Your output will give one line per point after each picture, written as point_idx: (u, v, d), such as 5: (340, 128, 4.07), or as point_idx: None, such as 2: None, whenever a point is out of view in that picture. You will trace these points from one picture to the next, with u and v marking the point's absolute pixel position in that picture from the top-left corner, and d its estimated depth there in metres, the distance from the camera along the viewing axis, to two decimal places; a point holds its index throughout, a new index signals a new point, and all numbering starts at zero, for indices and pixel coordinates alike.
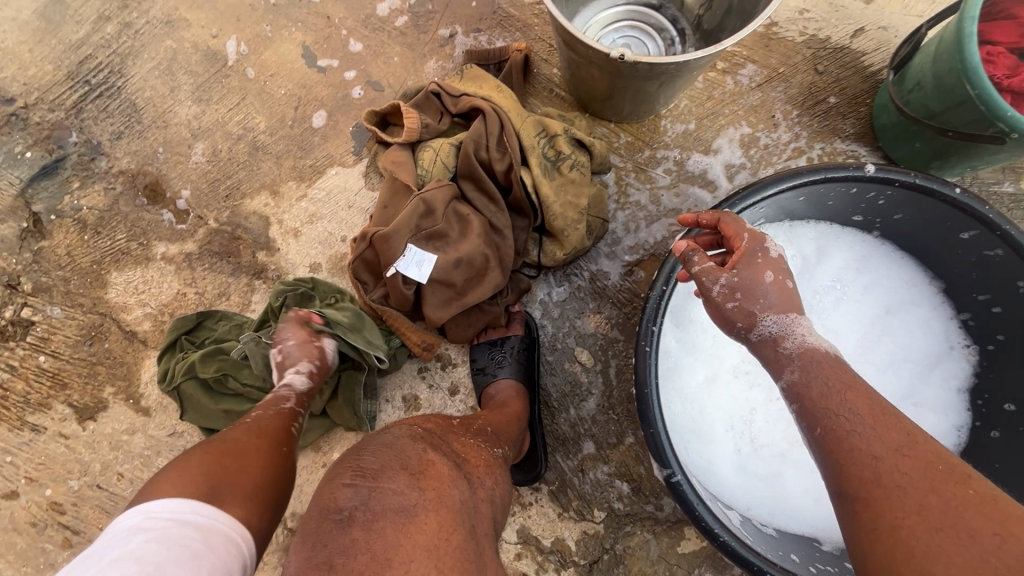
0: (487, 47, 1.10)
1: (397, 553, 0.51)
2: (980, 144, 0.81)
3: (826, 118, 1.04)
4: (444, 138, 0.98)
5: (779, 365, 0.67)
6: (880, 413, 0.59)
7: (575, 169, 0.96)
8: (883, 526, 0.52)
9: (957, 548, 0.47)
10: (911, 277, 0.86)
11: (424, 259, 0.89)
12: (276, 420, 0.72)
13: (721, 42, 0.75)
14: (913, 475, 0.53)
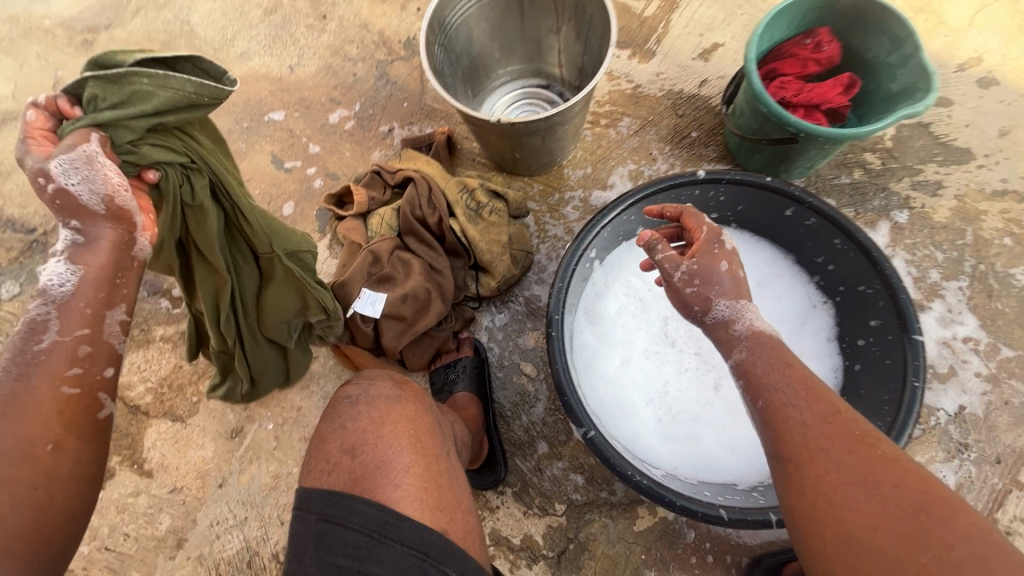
0: (418, 134, 1.37)
1: (384, 423, 0.57)
2: (790, 144, 1.06)
3: (692, 148, 1.31)
4: (387, 206, 1.21)
5: (731, 346, 0.85)
6: (812, 389, 0.76)
7: (493, 214, 1.19)
8: (809, 480, 0.68)
9: (868, 495, 0.63)
10: (769, 254, 1.07)
11: (376, 298, 1.08)
12: (31, 404, 0.63)
13: (572, 100, 1.01)
14: (833, 439, 0.69)
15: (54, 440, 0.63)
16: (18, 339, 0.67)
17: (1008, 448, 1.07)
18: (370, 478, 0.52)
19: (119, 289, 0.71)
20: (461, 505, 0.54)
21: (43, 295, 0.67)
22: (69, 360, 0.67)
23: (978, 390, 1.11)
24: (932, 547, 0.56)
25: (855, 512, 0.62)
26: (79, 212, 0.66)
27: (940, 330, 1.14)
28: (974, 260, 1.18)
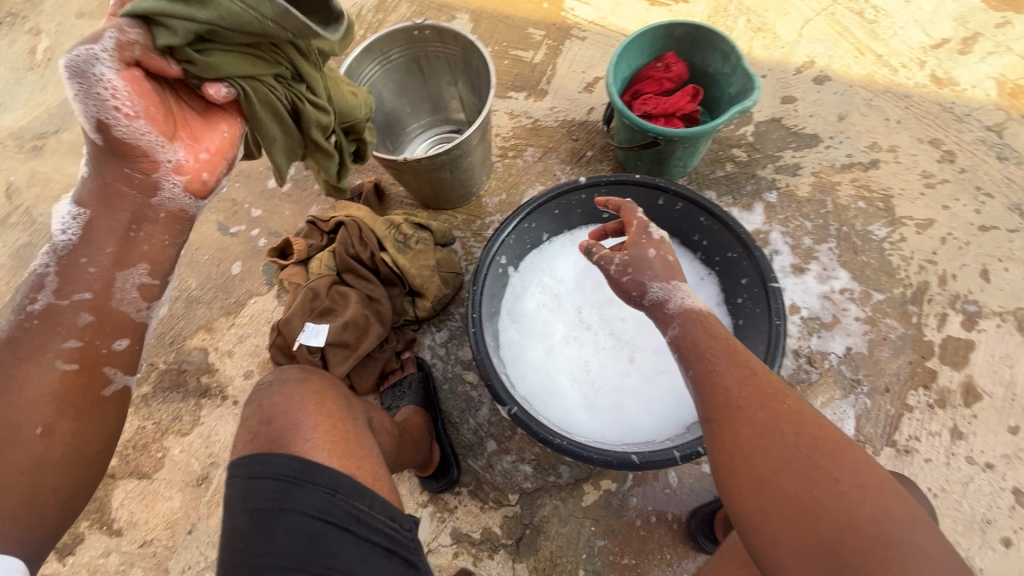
0: (349, 186, 1.53)
1: (294, 398, 0.77)
2: (657, 147, 1.26)
3: (589, 165, 1.50)
4: (324, 250, 1.34)
5: (667, 322, 0.96)
6: (734, 355, 0.87)
7: (420, 243, 1.33)
8: (731, 435, 0.78)
9: (779, 441, 0.74)
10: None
11: (319, 329, 1.20)
12: (29, 389, 0.73)
13: (467, 134, 1.19)
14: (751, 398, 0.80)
15: (48, 423, 0.73)
16: (23, 289, 0.78)
17: (893, 377, 1.22)
18: (289, 437, 0.72)
19: (136, 245, 0.81)
20: (365, 454, 0.74)
21: (52, 247, 0.78)
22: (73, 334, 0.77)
23: (859, 332, 1.27)
24: (827, 480, 0.68)
25: (769, 457, 0.72)
26: (93, 145, 0.75)
27: (819, 286, 1.32)
28: (837, 224, 1.37)
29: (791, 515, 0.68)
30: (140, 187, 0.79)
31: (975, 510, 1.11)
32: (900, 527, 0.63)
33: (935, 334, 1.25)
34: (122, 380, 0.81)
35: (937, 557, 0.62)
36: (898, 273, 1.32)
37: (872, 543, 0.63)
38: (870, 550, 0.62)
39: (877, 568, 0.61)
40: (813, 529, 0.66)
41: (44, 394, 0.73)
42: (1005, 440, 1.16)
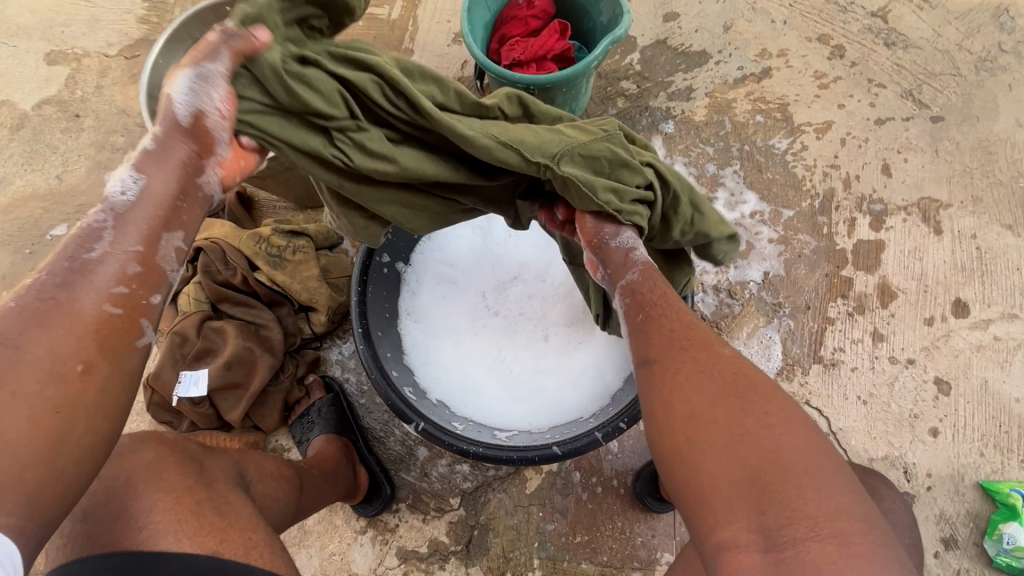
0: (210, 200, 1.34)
1: (118, 474, 0.67)
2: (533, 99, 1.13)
3: None
4: (189, 282, 1.17)
5: (623, 269, 0.83)
6: (671, 300, 0.80)
7: (297, 252, 1.18)
8: (669, 374, 0.69)
9: (715, 371, 0.68)
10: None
11: (198, 375, 1.06)
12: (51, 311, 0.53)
13: None
14: (688, 341, 0.73)
15: (83, 362, 0.53)
16: (70, 235, 0.58)
17: (812, 293, 1.20)
18: (127, 530, 0.63)
19: (179, 214, 0.62)
20: (230, 524, 0.67)
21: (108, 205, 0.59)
22: (95, 275, 0.56)
23: (774, 254, 1.23)
24: (755, 415, 0.62)
25: (704, 393, 0.65)
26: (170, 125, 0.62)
27: (729, 214, 1.26)
28: (738, 144, 1.30)
29: (718, 439, 0.61)
30: (194, 167, 0.64)
31: (902, 408, 1.12)
32: (819, 463, 0.58)
33: (847, 241, 1.23)
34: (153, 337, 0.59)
35: (846, 495, 0.57)
36: (804, 185, 1.27)
37: (793, 474, 0.57)
38: (788, 480, 0.57)
39: (793, 495, 0.56)
40: (736, 454, 0.59)
41: (79, 324, 0.53)
42: (922, 333, 1.16)
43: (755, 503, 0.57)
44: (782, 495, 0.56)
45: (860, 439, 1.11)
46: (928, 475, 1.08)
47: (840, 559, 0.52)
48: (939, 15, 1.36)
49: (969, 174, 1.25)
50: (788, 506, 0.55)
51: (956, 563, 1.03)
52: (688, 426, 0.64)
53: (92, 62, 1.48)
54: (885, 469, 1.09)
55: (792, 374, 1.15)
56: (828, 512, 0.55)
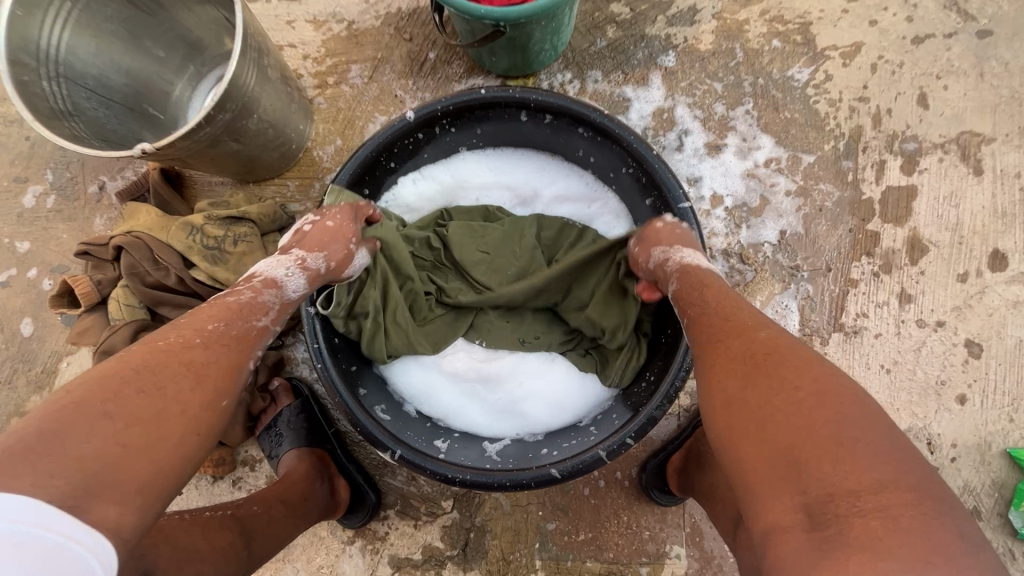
0: (133, 179, 1.13)
1: None
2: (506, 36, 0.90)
3: (436, 72, 1.13)
4: (117, 284, 1.00)
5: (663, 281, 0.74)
6: (710, 284, 0.69)
7: (240, 242, 1.01)
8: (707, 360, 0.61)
9: (748, 334, 0.60)
10: (535, 166, 0.95)
11: None
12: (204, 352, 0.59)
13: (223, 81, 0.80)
14: (722, 322, 0.63)
15: (225, 398, 0.59)
16: (240, 309, 0.65)
17: (833, 253, 1.06)
18: None
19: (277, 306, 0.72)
20: None
21: (283, 291, 0.70)
22: (225, 341, 0.61)
23: (792, 209, 1.07)
24: (790, 389, 0.53)
25: (741, 376, 0.56)
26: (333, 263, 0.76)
27: (741, 164, 1.08)
28: (751, 77, 1.10)
29: (753, 405, 0.54)
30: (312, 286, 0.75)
31: (929, 376, 1.03)
32: (871, 430, 0.49)
33: (874, 190, 1.07)
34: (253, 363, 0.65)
35: (908, 466, 0.48)
36: (827, 124, 1.09)
37: (839, 442, 0.49)
38: (835, 450, 0.49)
39: (833, 469, 0.48)
40: (769, 426, 0.52)
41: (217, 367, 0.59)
42: (954, 292, 1.04)
43: (792, 477, 0.49)
44: (824, 468, 0.48)
45: None
46: (953, 445, 1.00)
47: (894, 541, 0.44)
48: None
49: (1018, 100, 1.07)
50: (835, 481, 0.47)
51: None
52: (721, 396, 0.57)
53: None
54: None
55: (810, 345, 1.04)
56: (886, 488, 0.46)
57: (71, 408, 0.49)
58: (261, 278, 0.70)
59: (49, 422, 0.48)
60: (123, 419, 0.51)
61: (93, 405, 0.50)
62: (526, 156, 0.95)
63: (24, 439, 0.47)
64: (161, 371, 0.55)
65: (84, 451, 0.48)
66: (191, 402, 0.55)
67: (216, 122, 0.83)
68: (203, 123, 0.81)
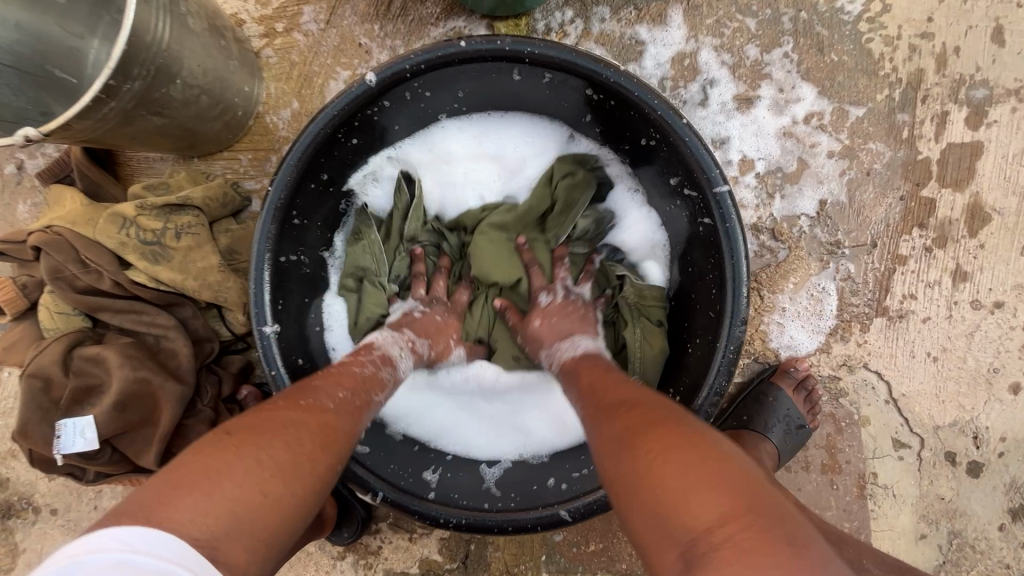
0: (54, 156, 0.95)
1: None
2: None
3: (407, 13, 0.92)
4: (44, 290, 0.85)
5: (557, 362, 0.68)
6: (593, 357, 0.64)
7: (184, 235, 0.85)
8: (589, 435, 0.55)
9: (618, 394, 0.56)
10: (534, 132, 0.77)
11: (82, 424, 0.79)
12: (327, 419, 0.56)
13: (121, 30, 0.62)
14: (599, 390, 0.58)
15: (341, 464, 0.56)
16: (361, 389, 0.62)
17: (880, 226, 0.91)
18: None
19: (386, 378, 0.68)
20: None
21: (395, 365, 0.67)
22: (347, 412, 0.58)
23: (834, 174, 0.91)
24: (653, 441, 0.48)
25: (613, 439, 0.51)
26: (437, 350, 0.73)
27: (777, 121, 0.91)
28: (791, 10, 0.90)
29: (624, 473, 0.48)
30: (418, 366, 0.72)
31: (981, 363, 0.91)
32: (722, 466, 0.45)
33: (933, 148, 0.91)
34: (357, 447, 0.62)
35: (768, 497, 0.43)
36: (881, 69, 0.90)
37: (692, 480, 0.44)
38: (685, 492, 0.43)
39: (696, 511, 0.42)
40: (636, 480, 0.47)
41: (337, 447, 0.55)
42: (1017, 268, 0.91)
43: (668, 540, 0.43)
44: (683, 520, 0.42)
45: (926, 405, 0.91)
46: (1002, 439, 0.90)
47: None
48: None
49: None
50: (695, 525, 0.42)
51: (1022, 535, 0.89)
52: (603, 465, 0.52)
53: None
54: (952, 438, 0.91)
55: (849, 332, 0.91)
56: (739, 517, 0.41)
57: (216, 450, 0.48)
58: (379, 354, 0.66)
59: (201, 459, 0.47)
60: (259, 465, 0.48)
61: (237, 451, 0.48)
62: (523, 120, 0.78)
63: (182, 473, 0.46)
64: (290, 424, 0.53)
65: (229, 495, 0.45)
66: (317, 457, 0.52)
67: (122, 94, 0.66)
68: (104, 96, 0.64)
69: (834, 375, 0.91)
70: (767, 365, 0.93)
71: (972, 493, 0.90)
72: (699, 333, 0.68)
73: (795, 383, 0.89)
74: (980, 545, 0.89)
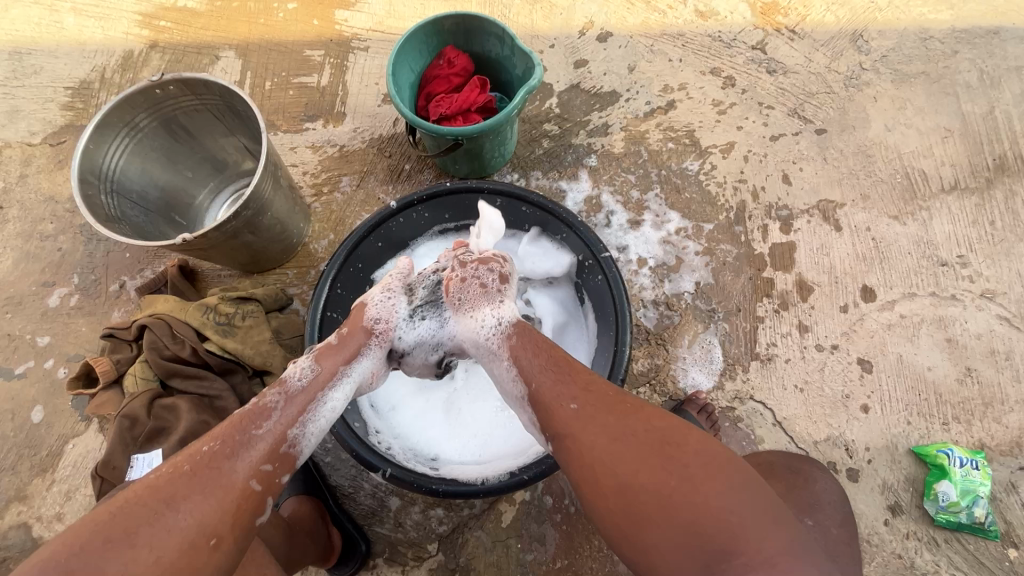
0: (151, 275, 1.32)
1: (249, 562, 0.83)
2: (476, 142, 1.21)
3: (411, 179, 1.42)
4: (135, 361, 1.14)
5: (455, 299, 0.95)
6: (615, 409, 0.72)
7: (247, 317, 1.18)
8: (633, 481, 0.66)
9: (644, 443, 0.68)
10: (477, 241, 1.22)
11: (151, 458, 1.04)
12: (194, 494, 0.64)
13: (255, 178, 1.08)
14: (639, 439, 0.68)
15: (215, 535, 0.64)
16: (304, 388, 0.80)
17: (740, 297, 1.31)
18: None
19: (265, 408, 0.75)
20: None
21: (286, 388, 0.79)
22: (227, 463, 0.68)
23: (702, 265, 1.34)
24: (704, 487, 0.64)
25: (664, 486, 0.64)
26: (321, 352, 0.85)
27: (657, 233, 1.36)
28: (656, 170, 1.42)
29: (671, 511, 0.63)
30: (323, 369, 0.82)
31: (835, 391, 1.22)
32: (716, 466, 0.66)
33: (763, 246, 1.36)
34: (273, 466, 0.72)
35: (774, 518, 0.63)
36: (719, 201, 1.40)
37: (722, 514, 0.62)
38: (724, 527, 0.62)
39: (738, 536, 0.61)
40: (692, 525, 0.62)
41: (206, 512, 0.64)
42: (841, 320, 1.29)
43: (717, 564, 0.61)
44: (703, 522, 0.62)
45: (803, 425, 1.20)
46: (866, 448, 1.18)
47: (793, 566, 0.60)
48: (808, 44, 1.55)
49: (855, 176, 1.43)
50: (746, 554, 0.60)
51: (904, 527, 1.12)
52: (624, 489, 0.66)
53: (13, 152, 1.47)
54: (829, 450, 1.18)
55: (734, 372, 1.24)
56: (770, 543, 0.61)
57: (126, 515, 0.61)
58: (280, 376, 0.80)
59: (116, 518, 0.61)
60: (134, 554, 0.59)
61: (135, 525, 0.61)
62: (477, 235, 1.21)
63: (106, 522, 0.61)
64: (174, 492, 0.64)
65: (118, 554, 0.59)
66: (188, 531, 0.62)
67: (236, 219, 1.08)
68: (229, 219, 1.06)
69: (729, 406, 1.21)
70: (677, 400, 1.22)
71: (855, 495, 1.15)
72: (609, 348, 1.02)
73: (698, 408, 1.18)
74: (871, 538, 1.12)
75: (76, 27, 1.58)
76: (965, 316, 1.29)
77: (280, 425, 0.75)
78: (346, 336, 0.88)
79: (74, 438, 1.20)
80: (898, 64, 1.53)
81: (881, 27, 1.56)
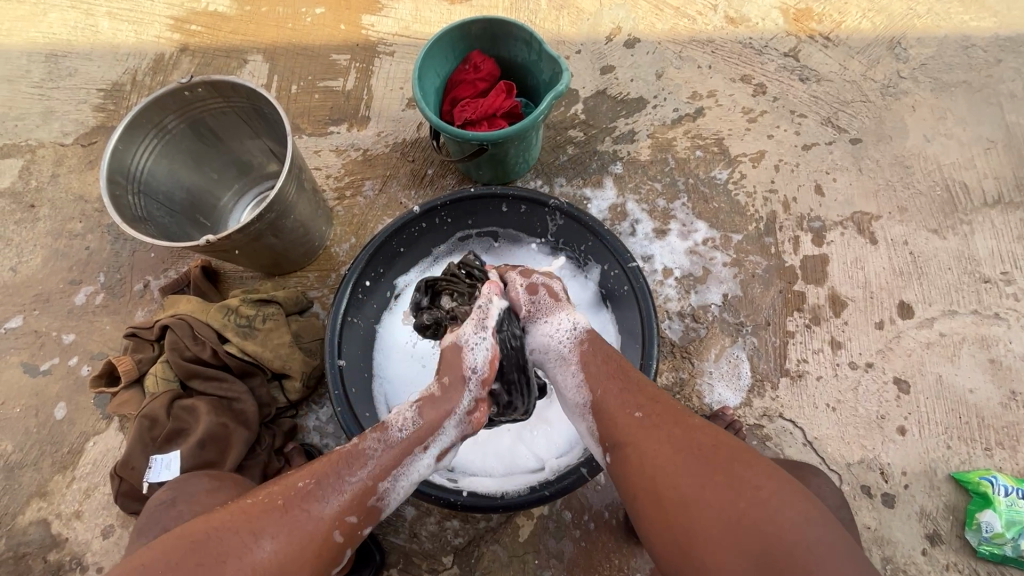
0: (175, 275, 1.33)
1: None
2: (501, 147, 1.19)
3: (434, 184, 1.41)
4: (157, 361, 1.14)
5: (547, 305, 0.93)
6: (661, 416, 0.73)
7: (268, 320, 1.18)
8: (664, 483, 0.67)
9: (682, 447, 0.69)
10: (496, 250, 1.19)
11: (168, 459, 1.04)
12: (282, 529, 0.66)
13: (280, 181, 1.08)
14: (678, 444, 0.69)
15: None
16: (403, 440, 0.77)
17: (770, 310, 1.26)
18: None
19: (363, 450, 0.75)
20: None
21: (386, 435, 0.77)
22: (317, 502, 0.69)
23: (730, 277, 1.30)
24: (742, 494, 0.62)
25: (697, 493, 0.64)
26: (426, 401, 0.81)
27: (684, 243, 1.33)
28: (683, 178, 1.39)
29: (702, 518, 0.62)
30: (425, 418, 0.79)
31: (870, 411, 1.17)
32: (770, 481, 0.63)
33: (794, 259, 1.31)
34: (359, 519, 0.71)
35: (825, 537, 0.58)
36: (749, 211, 1.36)
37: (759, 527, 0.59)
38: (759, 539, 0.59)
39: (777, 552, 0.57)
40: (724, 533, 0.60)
41: (287, 552, 0.65)
42: (877, 336, 1.23)
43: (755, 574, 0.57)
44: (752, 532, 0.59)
45: (836, 445, 1.15)
46: (903, 473, 1.13)
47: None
48: (843, 51, 1.50)
49: (892, 188, 1.38)
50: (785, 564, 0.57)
51: (943, 558, 1.07)
52: (658, 491, 0.67)
53: (46, 152, 1.50)
54: (863, 473, 1.13)
55: (763, 389, 1.19)
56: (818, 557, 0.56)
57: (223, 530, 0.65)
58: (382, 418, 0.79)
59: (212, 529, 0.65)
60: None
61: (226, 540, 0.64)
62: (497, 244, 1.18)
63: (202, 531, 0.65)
64: (265, 520, 0.66)
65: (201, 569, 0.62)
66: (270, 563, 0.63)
67: (261, 221, 1.08)
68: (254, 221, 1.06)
69: (757, 423, 1.17)
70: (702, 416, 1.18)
71: (891, 522, 1.09)
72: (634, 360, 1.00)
73: (725, 424, 1.13)
74: (909, 569, 1.06)
75: (109, 31, 1.61)
76: (1010, 335, 1.23)
77: (374, 476, 0.74)
78: (443, 364, 0.86)
79: (95, 436, 1.21)
80: (938, 73, 1.47)
81: (921, 34, 1.51)
